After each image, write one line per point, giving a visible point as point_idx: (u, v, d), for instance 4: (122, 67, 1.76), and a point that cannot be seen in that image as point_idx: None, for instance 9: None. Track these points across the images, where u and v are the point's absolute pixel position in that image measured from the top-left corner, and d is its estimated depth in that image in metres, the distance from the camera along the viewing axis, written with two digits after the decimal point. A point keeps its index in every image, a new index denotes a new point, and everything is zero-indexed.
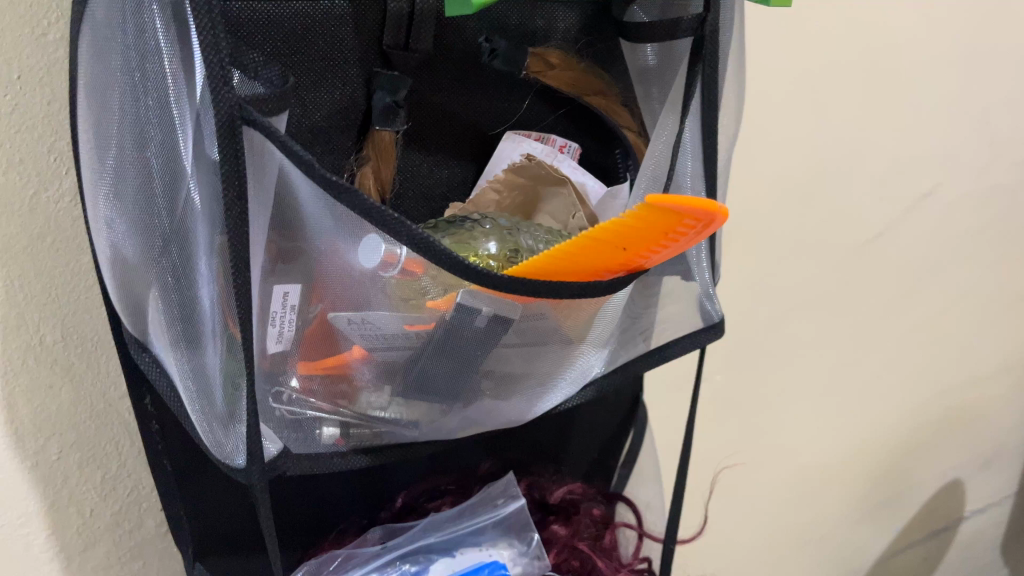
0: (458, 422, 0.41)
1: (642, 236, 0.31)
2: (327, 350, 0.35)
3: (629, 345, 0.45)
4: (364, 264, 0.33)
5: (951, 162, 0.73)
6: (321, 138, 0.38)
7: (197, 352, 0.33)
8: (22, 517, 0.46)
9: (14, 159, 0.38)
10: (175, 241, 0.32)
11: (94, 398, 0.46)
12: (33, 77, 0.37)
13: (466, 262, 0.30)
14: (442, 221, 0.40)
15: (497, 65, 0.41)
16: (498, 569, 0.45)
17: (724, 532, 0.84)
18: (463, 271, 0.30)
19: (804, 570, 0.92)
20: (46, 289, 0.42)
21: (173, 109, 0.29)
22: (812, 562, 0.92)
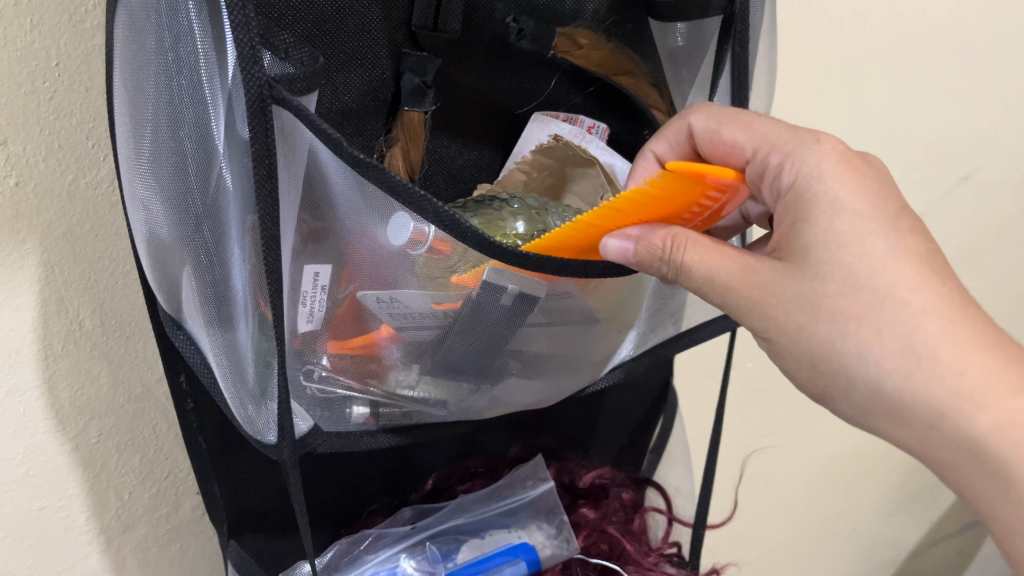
0: (486, 402, 0.41)
1: (665, 204, 0.31)
2: (357, 328, 0.36)
3: (657, 328, 0.45)
4: (388, 244, 0.33)
5: (990, 146, 0.72)
6: (352, 120, 0.38)
7: (229, 331, 0.34)
8: (63, 499, 0.47)
9: (53, 146, 0.39)
10: (208, 220, 0.32)
11: (132, 382, 0.47)
12: (72, 64, 0.38)
13: (492, 241, 0.31)
14: (470, 201, 0.40)
15: (526, 45, 0.41)
16: (527, 549, 0.47)
17: (754, 524, 0.83)
18: (490, 250, 0.31)
19: (836, 564, 0.91)
20: (85, 274, 0.43)
21: (206, 91, 0.30)
22: (845, 555, 0.91)
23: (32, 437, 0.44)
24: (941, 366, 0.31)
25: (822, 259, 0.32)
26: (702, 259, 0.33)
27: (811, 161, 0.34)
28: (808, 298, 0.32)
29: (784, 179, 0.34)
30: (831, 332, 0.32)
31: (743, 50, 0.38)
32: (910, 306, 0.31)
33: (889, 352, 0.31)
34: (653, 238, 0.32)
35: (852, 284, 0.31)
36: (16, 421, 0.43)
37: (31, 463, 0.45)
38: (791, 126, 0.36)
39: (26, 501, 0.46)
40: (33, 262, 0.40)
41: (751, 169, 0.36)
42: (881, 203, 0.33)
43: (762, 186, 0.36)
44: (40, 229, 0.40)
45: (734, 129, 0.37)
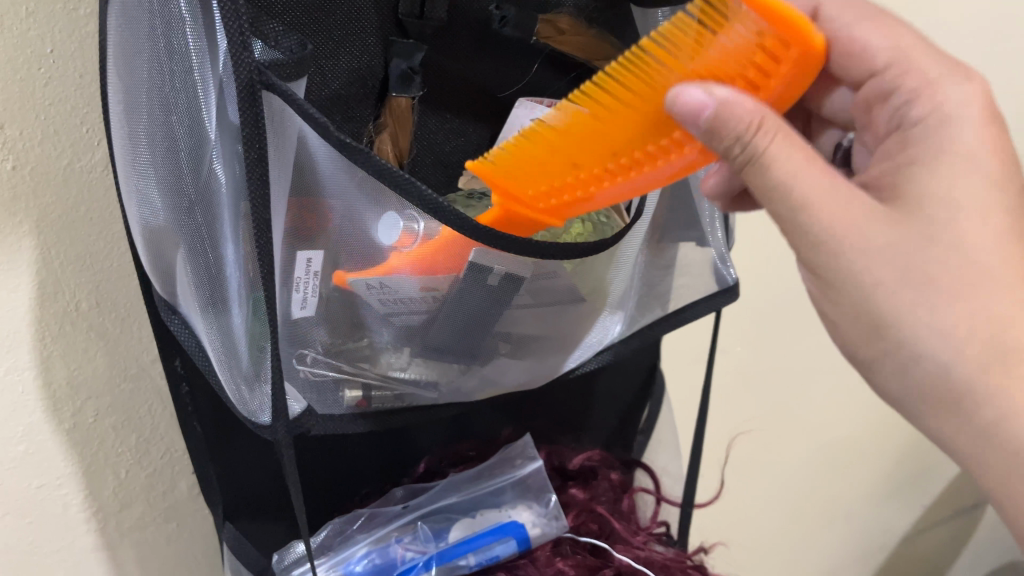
0: (476, 383, 0.42)
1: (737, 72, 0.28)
2: (368, 261, 0.35)
3: (646, 311, 0.46)
4: (382, 243, 0.34)
5: None
6: (341, 105, 0.39)
7: (222, 315, 0.35)
8: (60, 478, 0.48)
9: (48, 131, 0.40)
10: (200, 205, 0.33)
11: (126, 362, 0.48)
12: (66, 50, 0.39)
13: (474, 224, 0.32)
14: (460, 197, 0.41)
15: (508, 31, 0.42)
16: (518, 527, 0.48)
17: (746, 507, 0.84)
18: (472, 232, 0.32)
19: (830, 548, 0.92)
20: (81, 256, 0.44)
21: (195, 75, 0.30)
22: (838, 540, 0.92)
23: (30, 416, 0.45)
24: (1003, 346, 0.29)
25: (938, 216, 0.29)
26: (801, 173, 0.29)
27: (955, 99, 0.31)
28: (900, 250, 0.29)
29: (915, 110, 0.31)
30: (915, 301, 0.29)
31: None
32: (1008, 292, 0.29)
33: (973, 336, 0.29)
34: (747, 109, 0.27)
35: (959, 255, 0.29)
36: (14, 401, 0.44)
37: (30, 442, 0.46)
38: (939, 57, 0.33)
39: (24, 479, 0.47)
40: (29, 244, 0.41)
41: (873, 83, 0.33)
42: (1008, 173, 0.30)
43: (880, 110, 0.33)
44: (35, 211, 0.41)
45: (874, 27, 0.32)
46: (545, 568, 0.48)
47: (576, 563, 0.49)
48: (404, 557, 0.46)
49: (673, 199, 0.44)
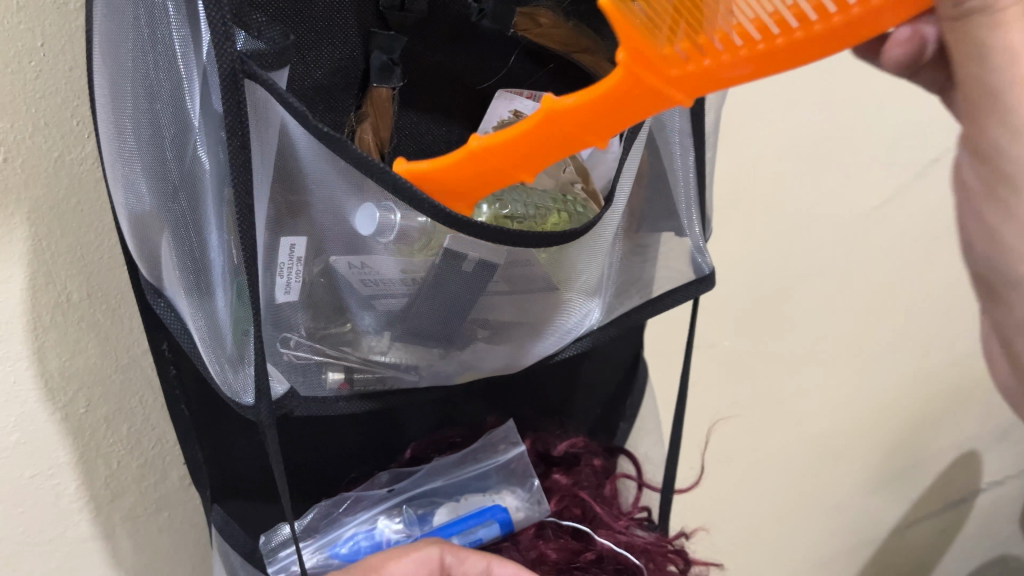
0: (456, 367, 0.44)
1: None
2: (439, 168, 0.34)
3: (625, 298, 0.47)
4: (360, 231, 0.35)
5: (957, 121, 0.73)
6: (323, 95, 0.41)
7: (207, 300, 0.36)
8: (53, 467, 0.49)
9: (39, 123, 0.41)
10: (184, 189, 0.34)
11: (118, 353, 0.49)
12: (56, 43, 0.40)
13: (448, 211, 0.33)
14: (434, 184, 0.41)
15: (486, 23, 0.44)
16: (499, 512, 0.49)
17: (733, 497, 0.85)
18: (446, 219, 0.33)
19: (817, 538, 0.93)
20: (73, 247, 0.45)
21: (180, 65, 0.32)
22: (825, 530, 0.93)
23: (23, 406, 0.46)
24: None
25: None
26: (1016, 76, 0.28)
27: None
28: None
29: None
30: None
31: None
32: None
33: None
34: None
35: None
36: (8, 389, 0.45)
37: (23, 432, 0.47)
38: None
39: (18, 467, 0.48)
40: (21, 235, 0.42)
41: None
42: None
43: None
44: (27, 203, 0.42)
45: None
46: (527, 551, 0.50)
47: (559, 546, 0.51)
48: (390, 540, 0.47)
49: (649, 187, 0.45)
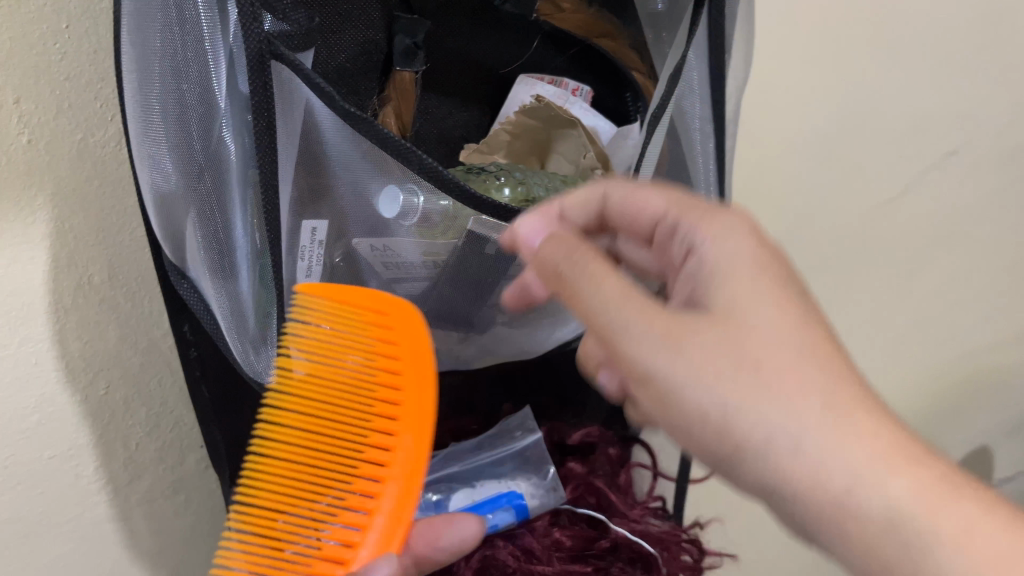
0: (473, 351, 0.44)
1: None
2: None
3: None
4: (383, 214, 0.36)
5: None
6: (347, 77, 0.43)
7: (230, 280, 0.36)
8: (74, 449, 0.51)
9: (64, 105, 0.41)
10: (209, 170, 0.34)
11: (138, 336, 0.51)
12: (81, 27, 0.41)
13: (474, 194, 0.33)
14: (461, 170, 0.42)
15: (509, 8, 0.47)
16: (515, 499, 0.48)
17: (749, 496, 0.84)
18: (471, 202, 0.33)
19: None
20: (94, 230, 0.46)
21: (207, 45, 0.32)
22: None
23: (43, 388, 0.47)
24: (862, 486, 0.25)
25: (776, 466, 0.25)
26: (619, 290, 0.28)
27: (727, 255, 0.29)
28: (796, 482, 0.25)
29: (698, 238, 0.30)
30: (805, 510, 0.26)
31: (720, 15, 0.39)
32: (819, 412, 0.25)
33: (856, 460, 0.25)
34: None
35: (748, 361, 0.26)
36: (29, 371, 0.46)
37: (43, 413, 0.48)
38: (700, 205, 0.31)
39: (38, 449, 0.49)
40: (45, 217, 0.43)
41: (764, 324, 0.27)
42: (812, 334, 0.27)
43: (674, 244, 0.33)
44: (50, 184, 0.42)
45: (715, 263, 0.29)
46: (543, 538, 0.50)
47: (573, 534, 0.51)
48: None
49: (667, 176, 0.45)
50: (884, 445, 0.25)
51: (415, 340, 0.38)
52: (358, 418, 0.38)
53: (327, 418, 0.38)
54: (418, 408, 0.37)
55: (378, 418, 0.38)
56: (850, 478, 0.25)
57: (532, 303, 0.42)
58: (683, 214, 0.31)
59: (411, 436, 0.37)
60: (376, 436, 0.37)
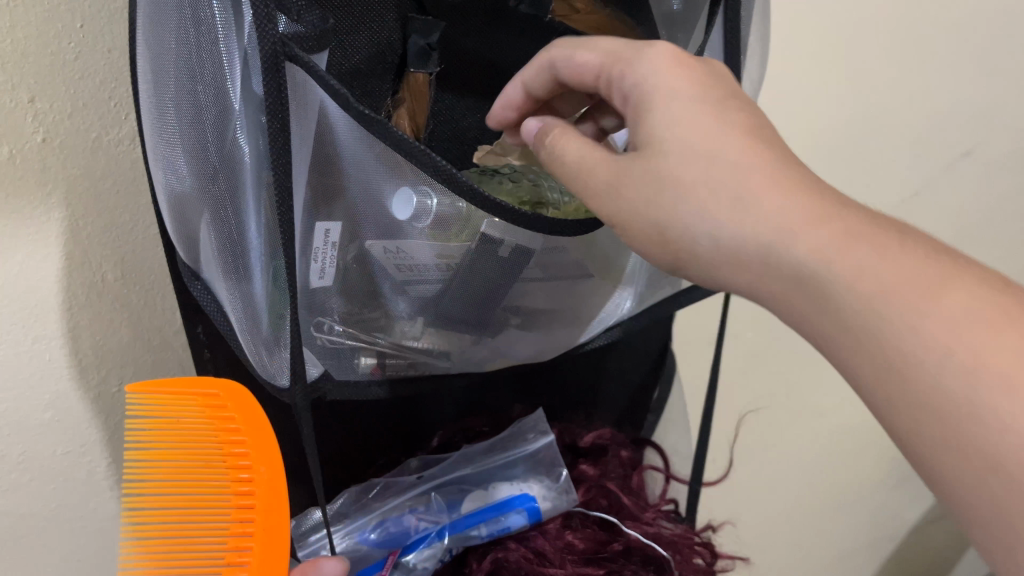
0: (488, 353, 0.44)
1: None
2: None
3: (656, 289, 0.47)
4: (398, 218, 0.36)
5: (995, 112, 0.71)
6: (360, 77, 0.43)
7: (244, 282, 0.36)
8: (85, 445, 0.52)
9: (78, 103, 0.42)
10: (223, 172, 0.34)
11: (151, 334, 0.51)
12: (95, 25, 0.41)
13: (486, 196, 0.33)
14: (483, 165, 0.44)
15: (524, 8, 0.47)
16: (528, 501, 0.48)
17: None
18: (481, 203, 0.33)
19: None
20: (107, 228, 0.46)
21: (221, 47, 0.31)
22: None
23: (57, 384, 0.48)
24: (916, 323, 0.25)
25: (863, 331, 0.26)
26: (677, 105, 0.31)
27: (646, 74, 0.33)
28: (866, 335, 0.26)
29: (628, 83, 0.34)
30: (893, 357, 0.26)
31: (736, 15, 0.39)
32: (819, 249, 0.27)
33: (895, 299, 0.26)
34: None
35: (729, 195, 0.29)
36: (43, 368, 0.46)
37: (56, 410, 0.48)
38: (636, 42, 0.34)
39: (50, 446, 0.50)
40: (58, 216, 0.43)
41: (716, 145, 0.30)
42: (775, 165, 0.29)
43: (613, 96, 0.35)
44: (63, 183, 0.43)
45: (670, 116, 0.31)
46: (554, 541, 0.50)
47: (585, 535, 0.51)
48: (417, 527, 0.47)
49: None
50: (915, 246, 0.27)
51: (252, 417, 0.38)
52: (219, 498, 0.37)
53: (191, 502, 0.37)
54: (269, 476, 0.36)
55: (235, 493, 0.36)
56: (880, 273, 0.26)
57: (541, 303, 0.42)
58: (614, 67, 0.35)
59: (266, 505, 0.36)
60: (234, 511, 0.36)
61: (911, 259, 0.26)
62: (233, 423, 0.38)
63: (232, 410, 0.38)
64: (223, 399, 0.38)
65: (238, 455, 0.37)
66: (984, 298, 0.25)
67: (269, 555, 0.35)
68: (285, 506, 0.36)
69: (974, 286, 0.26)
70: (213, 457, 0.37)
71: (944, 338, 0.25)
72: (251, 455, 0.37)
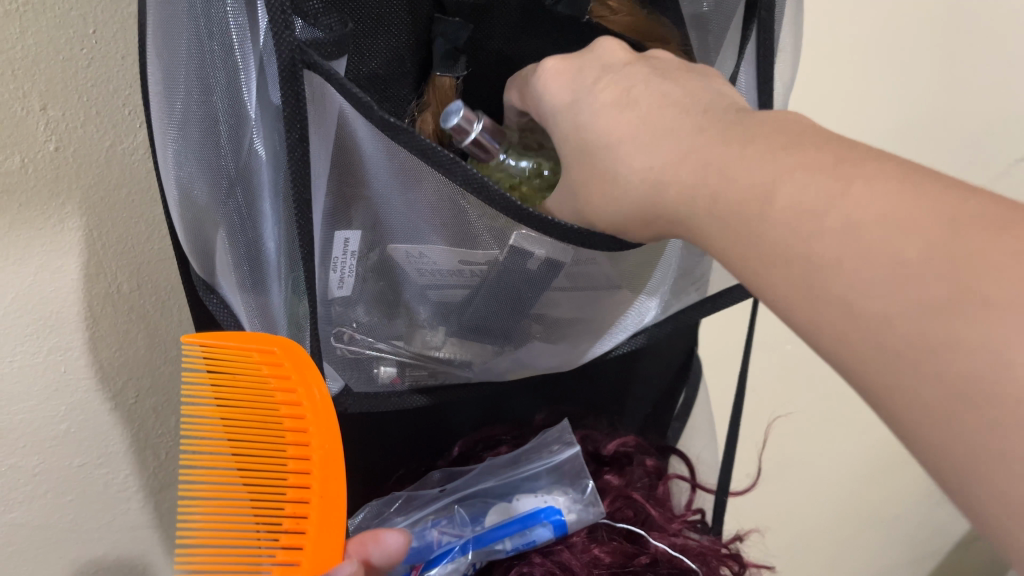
0: (511, 364, 0.43)
1: None
2: None
3: (681, 294, 0.45)
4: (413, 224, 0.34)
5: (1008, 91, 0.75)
6: (380, 83, 0.43)
7: (263, 293, 0.35)
8: (103, 456, 0.51)
9: (91, 113, 0.41)
10: (240, 183, 0.33)
11: (168, 345, 0.50)
12: (108, 31, 0.39)
13: (524, 208, 0.30)
14: (517, 142, 0.41)
15: (561, 9, 0.46)
16: (553, 513, 0.46)
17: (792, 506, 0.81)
18: (518, 215, 0.31)
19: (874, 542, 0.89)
20: (123, 239, 0.45)
21: (237, 54, 0.30)
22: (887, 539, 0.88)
23: (74, 395, 0.47)
24: (893, 271, 0.21)
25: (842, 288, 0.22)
26: (561, 106, 0.34)
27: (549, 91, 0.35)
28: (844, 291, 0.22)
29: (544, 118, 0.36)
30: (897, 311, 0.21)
31: (771, 16, 0.38)
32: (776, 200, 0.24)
33: (864, 238, 0.22)
34: None
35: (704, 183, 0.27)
36: (58, 379, 0.46)
37: (73, 421, 0.48)
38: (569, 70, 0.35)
39: (66, 458, 0.49)
40: (73, 225, 0.42)
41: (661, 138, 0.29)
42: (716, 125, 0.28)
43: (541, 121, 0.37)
44: (77, 193, 0.42)
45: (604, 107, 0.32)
46: (581, 555, 0.48)
47: (612, 549, 0.49)
48: (440, 541, 0.45)
49: None
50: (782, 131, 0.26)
51: (309, 375, 0.34)
52: (275, 458, 0.34)
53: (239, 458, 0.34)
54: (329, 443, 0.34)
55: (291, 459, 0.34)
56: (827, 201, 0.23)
57: (564, 313, 0.40)
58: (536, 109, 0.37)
59: (324, 473, 0.34)
60: (292, 478, 0.34)
61: (758, 162, 0.25)
62: (289, 384, 0.34)
63: (290, 371, 0.34)
64: (280, 358, 0.34)
65: (295, 417, 0.35)
66: (821, 173, 0.24)
67: (329, 524, 0.34)
68: (342, 473, 0.34)
69: (811, 160, 0.24)
70: (269, 416, 0.35)
71: (793, 221, 0.24)
72: (307, 418, 0.35)
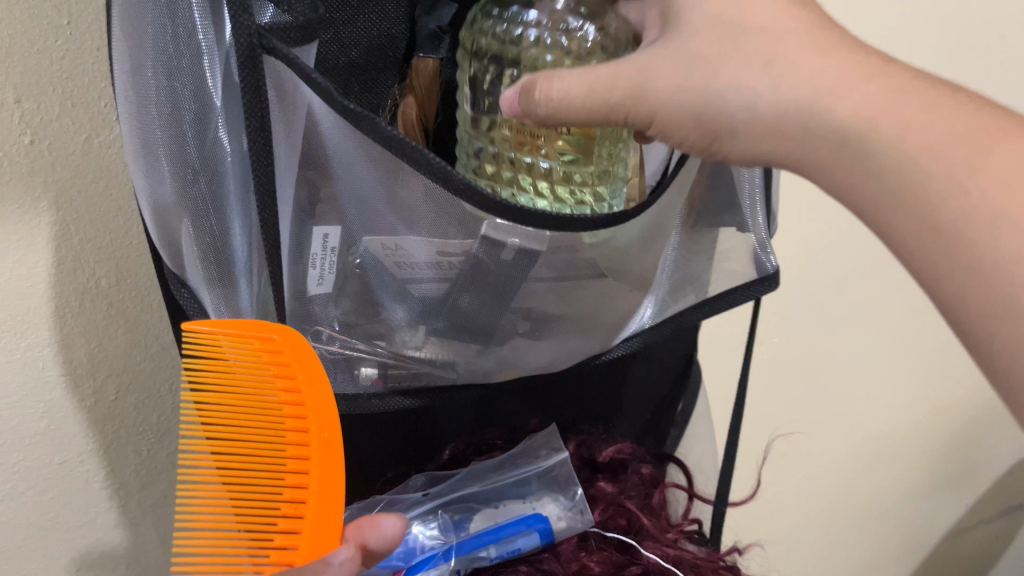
0: (496, 364, 0.41)
1: None
2: None
3: (677, 296, 0.43)
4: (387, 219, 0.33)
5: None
6: (359, 73, 0.42)
7: (231, 289, 0.33)
8: (81, 454, 0.50)
9: (67, 105, 0.39)
10: (205, 173, 0.32)
11: (148, 341, 0.48)
12: (83, 21, 0.38)
13: (489, 194, 0.29)
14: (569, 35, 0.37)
15: None
16: (540, 521, 0.45)
17: None
18: (485, 204, 0.29)
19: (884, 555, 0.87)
20: (100, 233, 0.44)
21: (199, 38, 0.29)
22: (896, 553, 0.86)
23: (51, 393, 0.46)
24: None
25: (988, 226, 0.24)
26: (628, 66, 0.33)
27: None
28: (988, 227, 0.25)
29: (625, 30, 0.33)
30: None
31: None
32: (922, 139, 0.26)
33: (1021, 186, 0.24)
34: None
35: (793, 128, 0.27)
36: (35, 377, 0.45)
37: (52, 419, 0.47)
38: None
39: (46, 456, 0.48)
40: (47, 219, 0.41)
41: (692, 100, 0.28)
42: None
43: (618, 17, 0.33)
44: (53, 187, 0.41)
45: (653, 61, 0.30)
46: (568, 564, 0.46)
47: (602, 559, 0.47)
48: (425, 547, 0.43)
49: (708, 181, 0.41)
50: None
51: (310, 364, 0.33)
52: (274, 456, 0.32)
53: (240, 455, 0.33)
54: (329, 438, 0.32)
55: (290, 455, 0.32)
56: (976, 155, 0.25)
57: (550, 312, 0.39)
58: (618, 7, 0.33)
59: (322, 471, 0.32)
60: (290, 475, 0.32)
61: None
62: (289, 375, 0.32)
63: (289, 360, 0.32)
64: (278, 345, 0.32)
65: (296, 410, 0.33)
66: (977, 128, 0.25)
67: (325, 525, 0.31)
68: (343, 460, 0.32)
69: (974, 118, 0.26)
70: (269, 410, 0.33)
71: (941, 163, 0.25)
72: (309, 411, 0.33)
